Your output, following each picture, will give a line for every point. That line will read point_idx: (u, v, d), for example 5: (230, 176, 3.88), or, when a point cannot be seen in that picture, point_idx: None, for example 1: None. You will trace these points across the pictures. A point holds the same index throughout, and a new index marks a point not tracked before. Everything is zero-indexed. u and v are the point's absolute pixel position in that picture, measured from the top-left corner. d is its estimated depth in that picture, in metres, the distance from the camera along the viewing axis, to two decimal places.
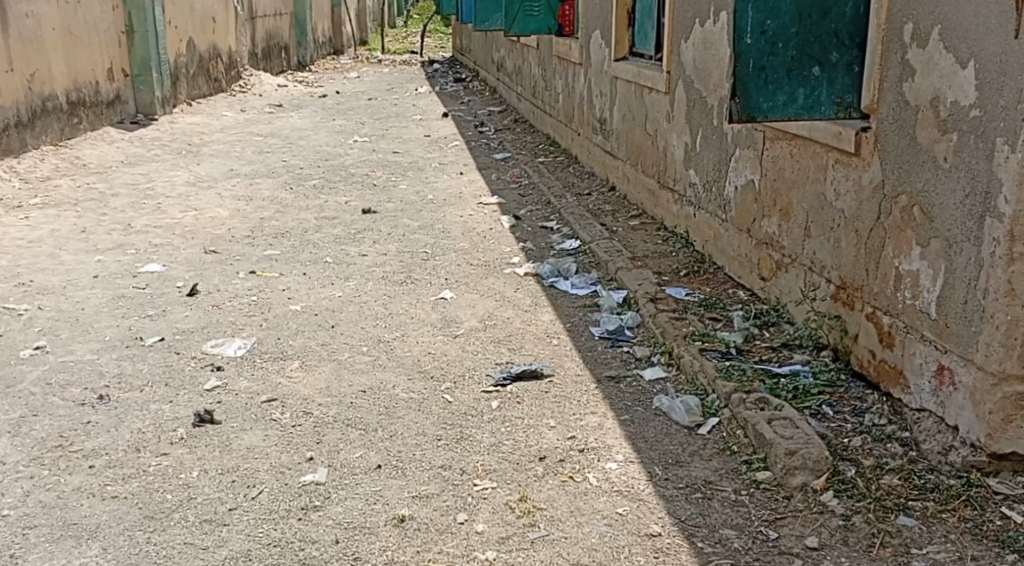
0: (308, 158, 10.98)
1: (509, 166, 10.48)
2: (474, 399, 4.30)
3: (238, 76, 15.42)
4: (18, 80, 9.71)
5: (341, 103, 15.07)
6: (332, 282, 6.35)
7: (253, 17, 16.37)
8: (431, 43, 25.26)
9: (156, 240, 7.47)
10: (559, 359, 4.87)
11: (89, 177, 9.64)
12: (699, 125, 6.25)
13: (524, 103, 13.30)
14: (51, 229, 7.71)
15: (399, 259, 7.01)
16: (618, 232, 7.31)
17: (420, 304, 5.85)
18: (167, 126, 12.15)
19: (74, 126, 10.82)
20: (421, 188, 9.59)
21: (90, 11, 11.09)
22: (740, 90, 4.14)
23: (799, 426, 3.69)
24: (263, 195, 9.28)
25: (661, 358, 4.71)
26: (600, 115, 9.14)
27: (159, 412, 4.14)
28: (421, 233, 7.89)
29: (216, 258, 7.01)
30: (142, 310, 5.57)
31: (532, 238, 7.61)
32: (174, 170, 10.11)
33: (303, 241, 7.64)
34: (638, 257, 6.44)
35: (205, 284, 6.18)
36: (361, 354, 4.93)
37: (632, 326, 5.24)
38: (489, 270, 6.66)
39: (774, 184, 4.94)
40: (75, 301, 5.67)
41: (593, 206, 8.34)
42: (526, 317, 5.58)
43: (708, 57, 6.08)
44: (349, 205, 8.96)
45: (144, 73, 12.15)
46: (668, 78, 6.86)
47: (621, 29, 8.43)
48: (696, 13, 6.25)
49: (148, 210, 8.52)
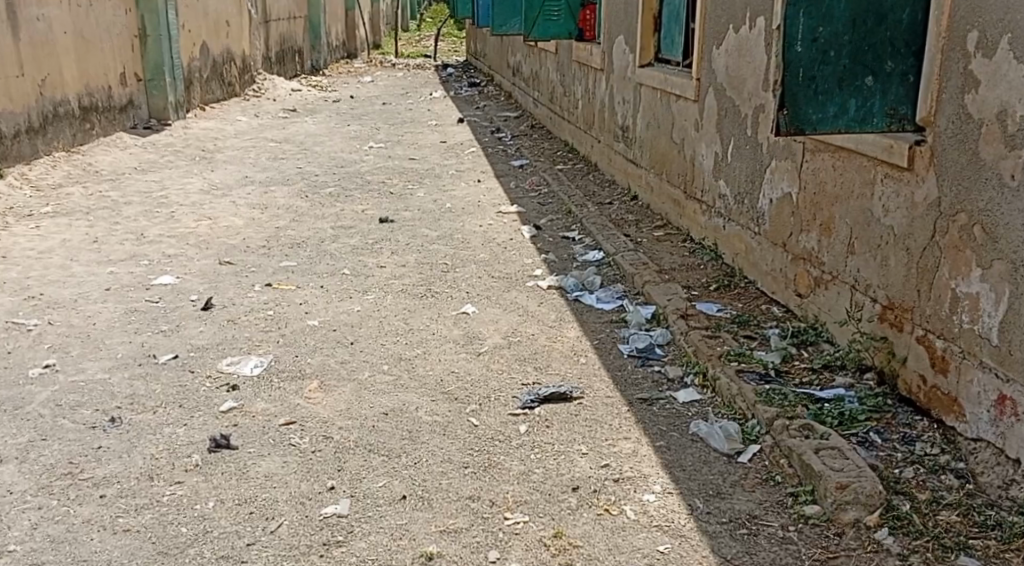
0: (323, 165, 10.81)
1: (528, 173, 10.29)
2: (501, 423, 4.11)
3: (251, 81, 15.27)
4: (29, 86, 9.59)
5: (355, 108, 14.91)
6: (351, 296, 6.18)
7: (266, 21, 16.22)
8: (444, 48, 25.06)
9: (170, 250, 7.31)
10: (588, 378, 4.69)
11: (101, 184, 9.49)
12: (730, 135, 6.15)
13: (541, 108, 13.12)
14: (62, 239, 7.56)
15: (419, 271, 6.84)
16: (642, 243, 7.13)
17: (441, 320, 5.67)
18: (180, 131, 12.02)
19: (87, 132, 10.69)
20: (439, 196, 9.42)
21: (103, 15, 10.96)
22: (789, 101, 4.15)
23: (849, 457, 3.57)
24: (279, 203, 9.12)
25: (695, 380, 4.52)
26: (622, 122, 8.96)
27: (173, 436, 3.96)
28: (440, 243, 7.71)
29: (231, 270, 6.85)
30: (156, 326, 5.40)
31: (554, 248, 7.44)
32: (187, 177, 9.96)
33: (320, 252, 7.47)
34: (664, 270, 6.27)
35: (220, 298, 6.01)
36: (383, 374, 4.75)
37: (663, 345, 5.04)
38: (512, 283, 6.49)
39: (814, 198, 4.89)
40: (87, 315, 5.51)
41: (615, 215, 8.16)
42: (552, 334, 5.40)
43: (742, 64, 5.97)
44: (365, 213, 8.79)
45: (157, 78, 12.02)
46: (697, 85, 6.70)
47: (647, 34, 8.22)
48: (730, 18, 6.14)
49: (161, 219, 8.37)
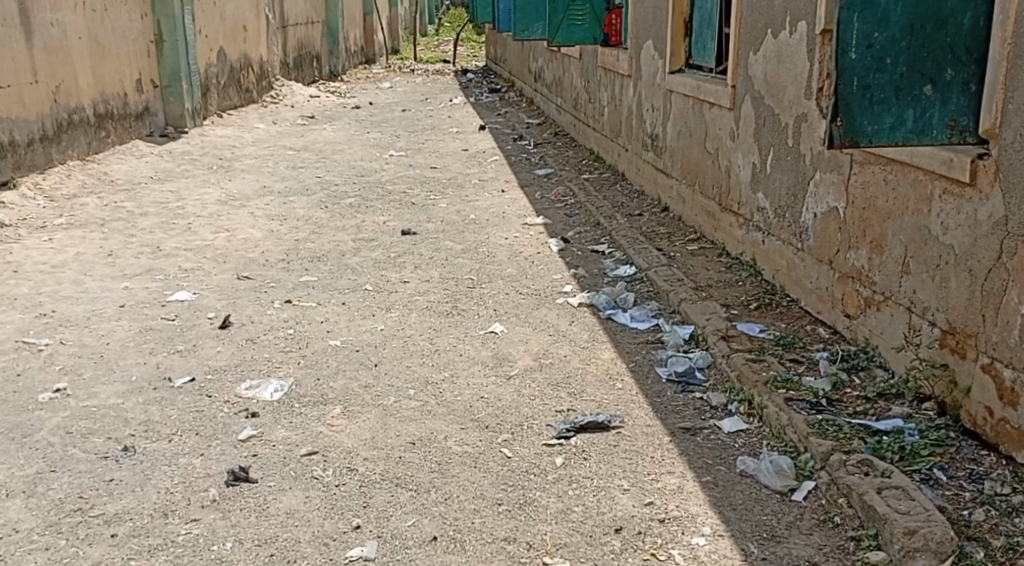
0: (343, 174, 10.61)
1: (553, 182, 10.06)
2: (536, 454, 3.86)
3: (270, 87, 15.11)
4: (43, 93, 9.44)
5: (375, 115, 14.71)
6: (374, 314, 5.96)
7: (284, 26, 16.06)
8: (464, 53, 24.86)
9: (186, 265, 7.12)
10: (626, 405, 4.45)
11: (117, 194, 9.31)
12: (769, 145, 5.91)
13: (564, 115, 12.89)
14: (76, 252, 7.38)
15: (444, 287, 6.62)
16: (676, 258, 6.88)
17: (468, 340, 5.45)
18: (199, 139, 11.84)
19: (103, 139, 10.53)
20: (462, 207, 9.20)
21: (118, 20, 10.82)
22: (843, 112, 3.93)
23: (914, 498, 3.38)
24: (298, 214, 8.92)
25: (740, 407, 4.31)
26: (651, 130, 8.72)
27: (188, 468, 3.74)
28: (464, 257, 7.49)
29: (249, 285, 6.65)
30: (172, 346, 5.20)
31: (583, 263, 7.20)
32: (205, 187, 9.77)
33: (341, 266, 7.26)
34: (701, 286, 6.04)
35: (239, 316, 5.81)
36: (409, 399, 4.52)
37: (703, 368, 4.82)
38: (541, 300, 6.28)
39: (865, 213, 4.68)
40: (100, 334, 5.31)
41: (646, 228, 7.91)
42: (584, 356, 5.17)
43: (782, 71, 5.73)
44: (387, 224, 8.58)
45: (175, 84, 11.86)
46: (732, 92, 6.47)
47: (678, 39, 8.00)
48: (769, 22, 5.88)
49: (178, 231, 8.18)
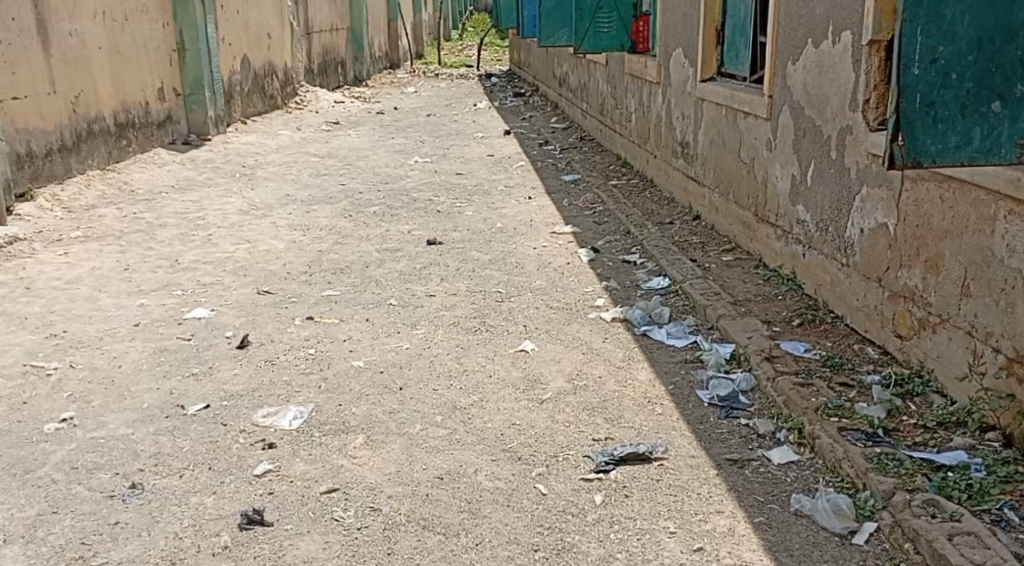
0: (367, 182, 10.35)
1: (581, 189, 9.76)
2: (573, 491, 3.64)
3: (294, 93, 14.89)
4: (61, 103, 9.25)
5: (399, 120, 14.46)
6: (399, 331, 5.71)
7: (308, 32, 15.86)
8: (488, 57, 24.57)
9: (205, 279, 6.92)
10: (666, 432, 4.15)
11: (136, 204, 9.10)
12: (810, 156, 5.61)
13: (590, 120, 12.59)
14: (92, 268, 7.21)
15: (472, 301, 6.37)
16: (711, 270, 6.59)
17: (498, 359, 5.18)
18: (220, 146, 11.62)
19: (124, 149, 10.33)
20: (489, 215, 8.94)
21: (139, 28, 10.63)
22: (905, 131, 3.64)
23: (990, 546, 3.18)
24: (321, 223, 8.67)
25: (789, 436, 3.99)
26: (682, 138, 8.43)
27: (199, 508, 3.58)
28: (492, 268, 7.22)
29: (270, 301, 6.44)
30: (188, 369, 5.00)
31: (614, 274, 6.92)
32: (226, 196, 9.54)
33: (365, 278, 7.01)
34: (739, 301, 5.75)
35: (258, 335, 5.60)
36: (436, 426, 4.26)
37: (747, 391, 4.51)
38: (573, 315, 6.02)
39: (918, 232, 4.41)
40: (112, 357, 5.18)
41: (679, 237, 7.62)
42: (620, 376, 4.88)
43: (824, 81, 5.42)
44: (412, 234, 8.32)
45: (197, 92, 11.65)
46: (768, 102, 6.17)
47: (709, 47, 7.69)
48: (809, 30, 5.57)
49: (198, 243, 7.96)
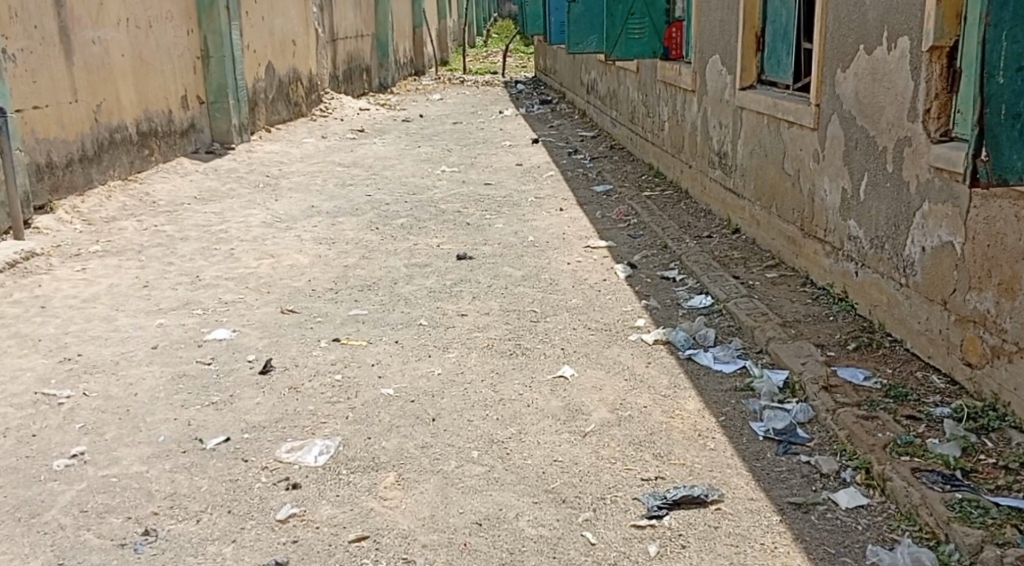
0: (394, 193, 10.07)
1: (613, 201, 9.43)
2: (624, 541, 3.42)
3: (319, 101, 14.67)
4: (83, 111, 9.05)
5: (425, 128, 14.22)
6: (429, 355, 5.55)
7: (334, 39, 15.66)
8: (514, 65, 24.34)
9: (226, 297, 6.72)
10: (720, 470, 3.82)
11: (157, 216, 8.87)
12: (862, 169, 5.25)
13: (619, 128, 12.29)
14: (110, 285, 7.04)
15: (506, 321, 6.09)
16: (756, 288, 6.26)
17: (536, 387, 4.95)
18: (245, 156, 11.37)
19: (146, 158, 10.11)
20: (519, 227, 8.65)
21: (163, 35, 10.44)
22: (988, 145, 3.34)
23: None
24: (347, 236, 8.42)
25: (856, 476, 3.68)
26: (719, 148, 8.11)
27: (216, 559, 3.48)
28: (525, 285, 6.93)
29: (294, 321, 6.23)
30: (207, 397, 4.91)
31: (653, 292, 6.61)
32: (249, 208, 9.29)
33: (393, 295, 6.75)
34: (788, 322, 5.42)
35: (281, 358, 5.51)
36: (473, 463, 4.00)
37: (805, 424, 4.17)
38: (612, 337, 5.72)
39: (989, 253, 4.10)
40: (127, 383, 5.13)
41: (719, 252, 7.30)
42: (667, 407, 4.57)
43: (877, 90, 5.07)
44: (441, 247, 8.05)
45: (221, 100, 11.42)
46: (817, 111, 5.79)
47: (749, 54, 7.36)
48: (858, 35, 5.23)
49: (219, 258, 7.72)
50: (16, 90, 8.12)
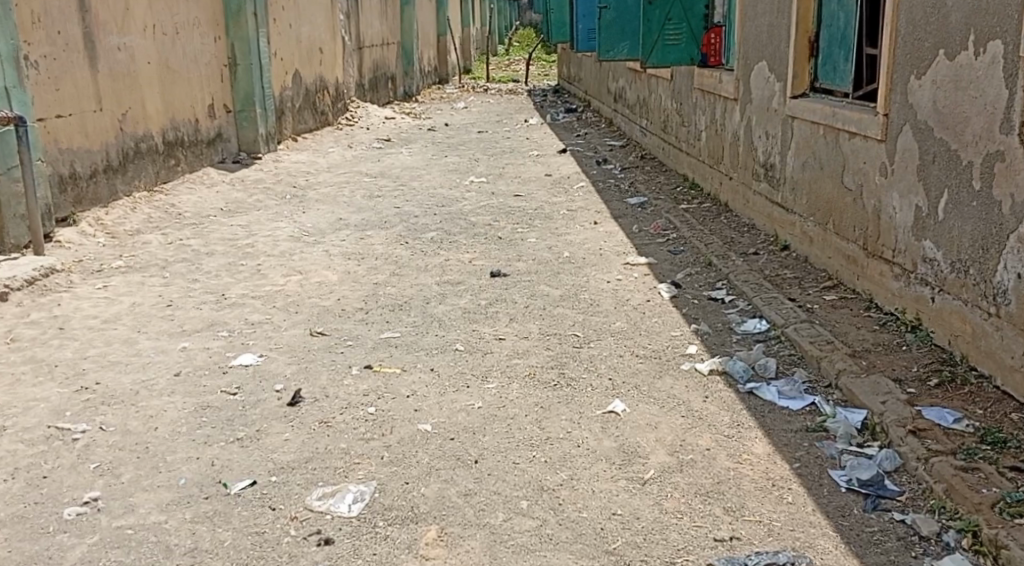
0: (423, 204, 9.70)
1: (649, 214, 8.99)
2: None
3: (345, 109, 14.32)
4: (107, 121, 8.74)
5: (451, 137, 13.86)
6: (468, 386, 5.16)
7: (360, 48, 15.33)
8: (536, 73, 23.94)
9: (253, 317, 6.40)
10: (803, 529, 3.64)
11: (182, 229, 8.53)
12: (941, 186, 4.83)
13: (649, 137, 11.88)
14: (131, 304, 6.73)
15: (547, 347, 5.69)
16: (814, 311, 5.73)
17: (586, 425, 4.60)
18: (271, 166, 11.03)
19: (172, 168, 9.79)
20: (554, 242, 8.25)
21: (189, 43, 10.12)
22: None
23: None
24: (376, 251, 8.05)
25: (961, 540, 3.51)
26: (766, 159, 7.46)
27: None
28: (565, 306, 6.52)
29: (323, 345, 5.90)
30: (232, 433, 4.76)
31: (702, 316, 6.15)
32: (277, 220, 8.96)
33: (426, 316, 6.36)
34: (857, 351, 4.98)
35: (311, 388, 5.23)
36: (523, 516, 3.81)
37: (892, 473, 3.89)
38: (663, 366, 5.31)
39: None
40: (147, 418, 4.94)
41: (769, 271, 6.76)
42: (733, 449, 4.22)
43: (960, 99, 4.68)
44: (473, 263, 7.67)
45: (248, 108, 11.07)
46: (884, 122, 5.31)
47: (801, 60, 6.58)
48: (938, 39, 4.83)
49: (246, 274, 7.38)
50: (38, 98, 7.82)
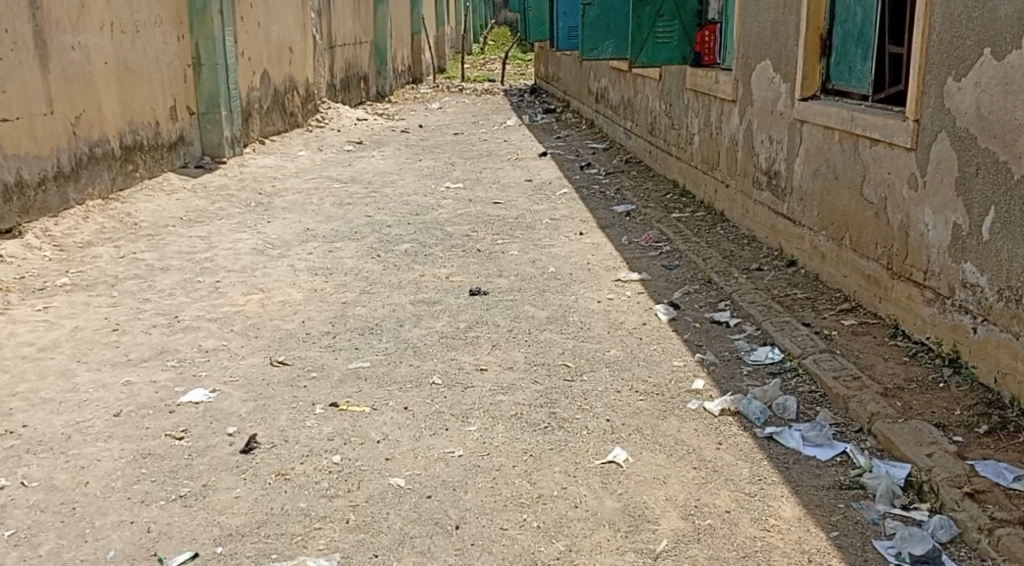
0: (396, 213, 9.06)
1: (638, 223, 8.35)
2: None
3: (315, 110, 13.64)
4: (60, 125, 8.06)
5: (426, 139, 13.22)
6: (447, 428, 4.53)
7: (331, 46, 14.65)
8: (512, 72, 23.30)
9: (207, 344, 5.75)
10: None
11: (137, 241, 7.87)
12: (987, 202, 4.28)
13: (634, 139, 11.28)
14: (73, 329, 6.06)
15: (535, 380, 5.04)
16: (834, 339, 5.10)
17: (583, 479, 4.01)
18: (237, 171, 10.38)
19: (130, 174, 9.10)
20: (537, 255, 7.61)
21: (151, 42, 9.44)
22: None
23: None
24: (346, 265, 7.40)
25: None
26: (768, 166, 6.87)
27: None
28: (552, 329, 5.83)
29: (284, 377, 5.26)
30: (176, 487, 4.13)
31: (707, 343, 5.43)
32: (239, 231, 8.30)
33: (398, 342, 5.72)
34: (888, 389, 4.41)
35: (267, 431, 4.59)
36: None
37: (948, 545, 3.48)
38: (668, 406, 4.67)
39: None
40: (78, 469, 4.31)
41: (776, 290, 6.04)
42: (758, 512, 3.73)
43: (1011, 104, 4.13)
44: (450, 279, 7.04)
45: (213, 110, 10.40)
46: (915, 127, 4.73)
47: (811, 60, 5.98)
48: (982, 36, 4.27)
49: (203, 293, 6.73)
50: None
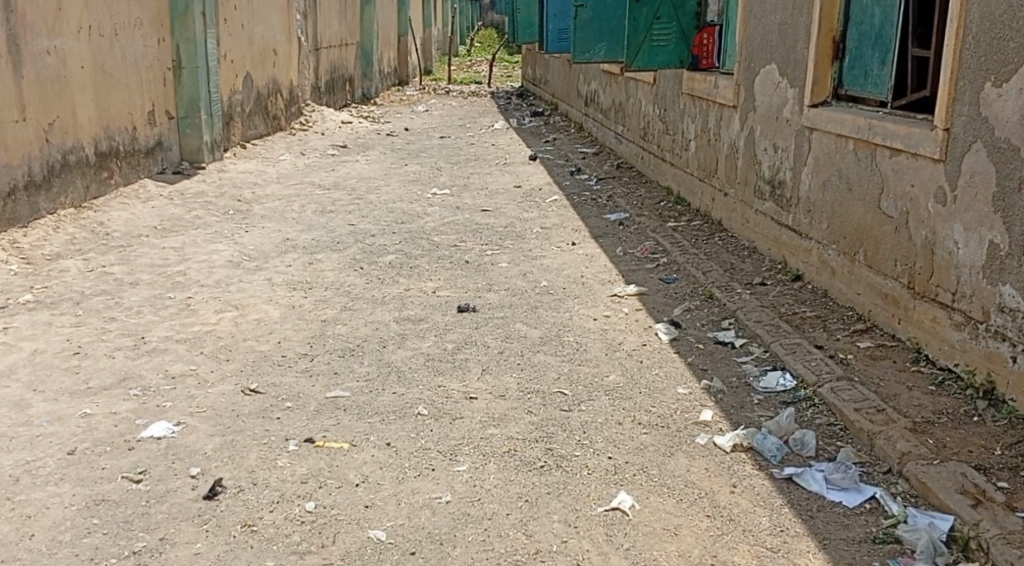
0: (380, 221, 8.63)
1: (632, 233, 7.94)
2: None
3: (298, 113, 13.19)
4: (32, 132, 7.61)
5: (411, 142, 12.79)
6: (432, 468, 4.11)
7: (316, 48, 14.20)
8: (499, 75, 22.87)
9: (173, 369, 5.31)
10: None
11: (107, 253, 7.41)
12: None
13: (626, 144, 10.89)
14: (31, 352, 5.61)
15: (529, 411, 4.62)
16: (851, 363, 4.70)
17: (583, 533, 3.61)
18: (216, 176, 9.93)
19: (104, 182, 8.64)
20: (528, 267, 7.19)
21: (129, 45, 8.99)
22: None
23: None
24: (326, 280, 6.96)
25: None
26: (771, 175, 6.49)
27: None
28: (546, 351, 5.41)
29: (255, 408, 4.82)
30: (131, 543, 3.71)
31: (712, 367, 5.02)
32: (215, 241, 7.86)
33: (380, 366, 5.30)
34: (918, 424, 4.04)
35: (235, 473, 4.16)
36: None
37: None
38: (674, 441, 4.25)
39: None
40: (26, 519, 3.87)
41: (783, 308, 5.63)
42: None
43: None
44: (437, 294, 6.61)
45: (192, 115, 9.94)
46: (944, 136, 4.37)
47: (823, 63, 5.58)
48: None
49: (173, 311, 6.29)
50: None
